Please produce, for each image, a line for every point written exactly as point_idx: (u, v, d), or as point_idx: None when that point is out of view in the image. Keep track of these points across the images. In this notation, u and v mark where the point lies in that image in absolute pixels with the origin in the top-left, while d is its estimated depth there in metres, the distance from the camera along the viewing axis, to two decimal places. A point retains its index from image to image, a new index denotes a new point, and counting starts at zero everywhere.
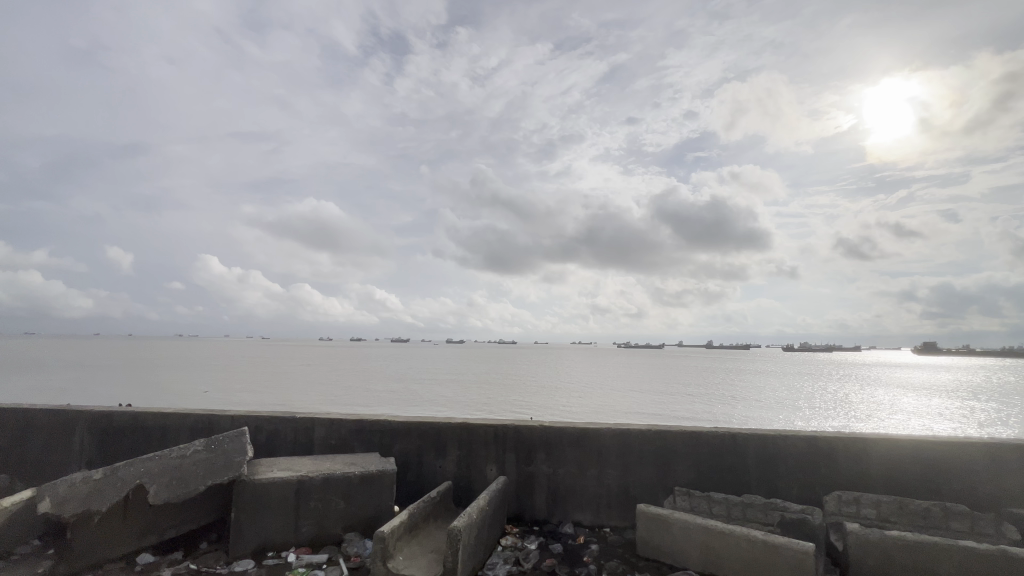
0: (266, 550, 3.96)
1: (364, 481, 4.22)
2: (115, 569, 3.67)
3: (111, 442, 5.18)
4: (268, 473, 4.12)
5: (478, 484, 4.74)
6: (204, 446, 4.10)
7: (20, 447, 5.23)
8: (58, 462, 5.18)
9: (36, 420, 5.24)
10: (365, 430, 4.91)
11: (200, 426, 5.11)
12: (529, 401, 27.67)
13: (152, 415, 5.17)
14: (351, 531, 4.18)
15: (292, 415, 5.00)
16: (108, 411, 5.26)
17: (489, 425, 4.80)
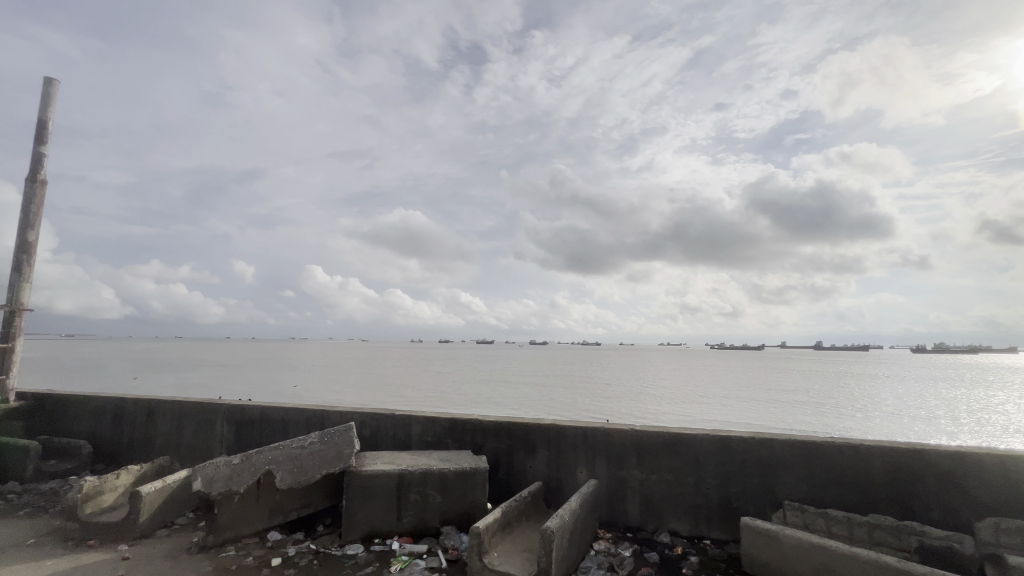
0: (373, 537, 4.28)
1: (459, 477, 4.40)
2: (251, 543, 4.18)
3: (244, 432, 5.93)
4: (373, 466, 4.45)
5: (569, 485, 4.72)
6: (318, 439, 4.53)
7: (176, 434, 6.18)
8: (204, 446, 6.05)
9: (188, 410, 6.16)
10: (458, 428, 5.12)
11: (314, 420, 5.67)
12: (615, 406, 27.05)
13: (276, 409, 5.84)
14: (447, 525, 4.38)
15: (391, 413, 5.37)
16: (241, 404, 6.03)
17: (578, 427, 4.77)
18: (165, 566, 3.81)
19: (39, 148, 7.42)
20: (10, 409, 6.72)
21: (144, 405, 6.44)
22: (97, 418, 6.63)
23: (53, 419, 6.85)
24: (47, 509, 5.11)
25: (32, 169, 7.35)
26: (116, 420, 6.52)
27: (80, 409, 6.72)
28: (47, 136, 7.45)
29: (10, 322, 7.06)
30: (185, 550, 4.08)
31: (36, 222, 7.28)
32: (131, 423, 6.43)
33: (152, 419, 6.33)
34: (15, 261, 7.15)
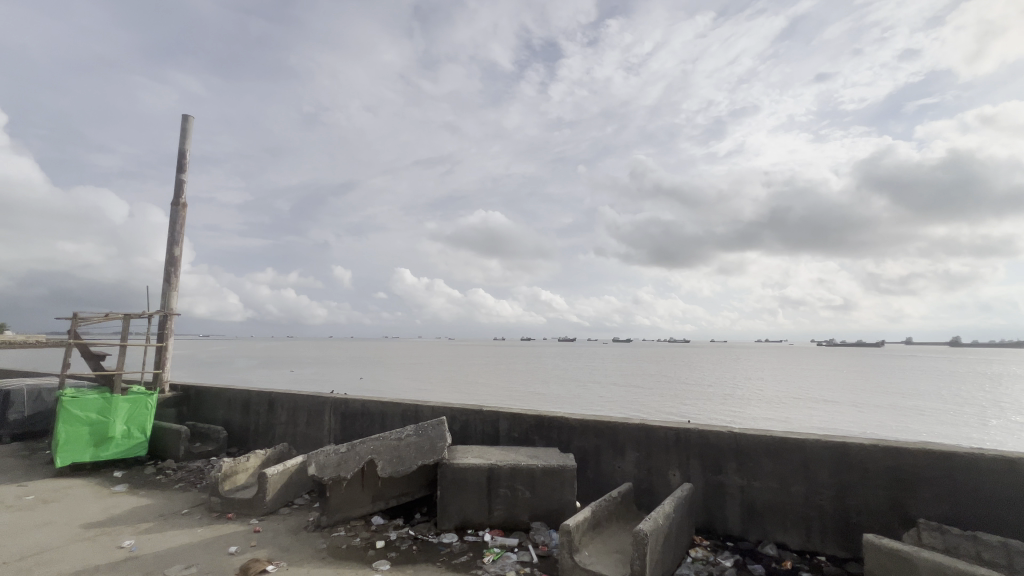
0: (466, 527, 4.44)
1: (547, 474, 4.43)
2: (358, 525, 4.55)
3: (348, 423, 6.47)
4: (464, 459, 4.62)
5: (661, 488, 4.54)
6: (414, 431, 4.78)
7: (292, 423, 6.91)
8: (316, 434, 6.69)
9: (302, 402, 6.86)
10: (544, 426, 5.15)
11: (409, 414, 6.04)
12: (705, 408, 25.65)
13: (375, 402, 6.30)
14: (537, 520, 4.43)
15: (479, 409, 5.54)
16: (345, 397, 6.58)
17: (670, 428, 4.57)
18: (288, 541, 4.27)
19: (180, 175, 8.69)
20: (166, 398, 7.93)
21: (266, 397, 7.27)
22: (230, 407, 7.61)
23: (197, 408, 7.99)
24: (195, 484, 5.98)
25: (175, 194, 8.63)
26: (245, 409, 7.44)
27: (217, 400, 7.76)
28: (186, 165, 8.71)
29: (163, 325, 8.33)
30: (303, 527, 4.55)
31: (179, 239, 8.53)
32: (256, 413, 7.30)
33: (272, 409, 7.13)
34: (165, 273, 8.43)
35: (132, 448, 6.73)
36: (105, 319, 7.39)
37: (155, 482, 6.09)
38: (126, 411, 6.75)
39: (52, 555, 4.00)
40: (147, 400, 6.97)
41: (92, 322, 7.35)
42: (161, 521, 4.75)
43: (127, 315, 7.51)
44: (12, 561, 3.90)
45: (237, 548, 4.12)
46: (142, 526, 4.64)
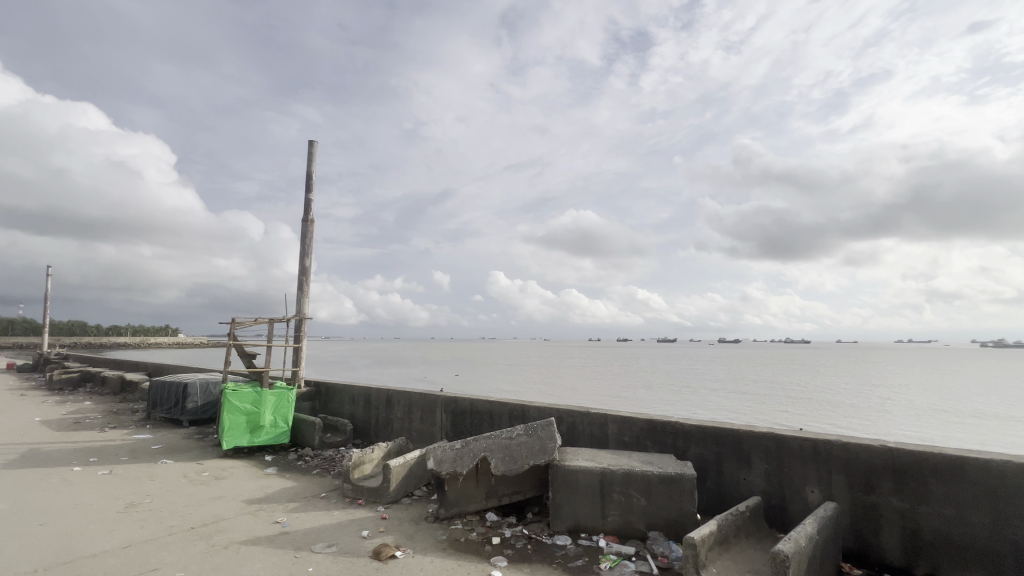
0: (579, 531, 4.38)
1: (664, 481, 4.22)
2: (474, 520, 4.72)
3: (458, 420, 6.77)
4: (575, 461, 4.56)
5: (797, 505, 4.08)
6: (524, 431, 4.83)
7: (407, 419, 7.41)
8: (429, 430, 7.10)
9: (415, 399, 7.32)
10: (657, 430, 4.91)
11: (516, 414, 6.17)
12: (831, 418, 22.99)
13: (483, 401, 6.52)
14: (654, 529, 4.23)
15: (587, 411, 5.45)
16: (455, 396, 6.90)
17: (806, 438, 4.09)
18: (412, 530, 4.55)
19: (308, 195, 9.79)
20: (303, 392, 8.95)
21: (384, 394, 7.88)
22: (354, 402, 8.38)
23: (327, 402, 8.92)
24: (330, 470, 6.66)
25: (305, 212, 9.74)
26: (366, 405, 8.15)
27: (343, 395, 8.59)
28: (313, 186, 9.79)
29: (299, 327, 9.43)
30: (424, 518, 4.83)
31: (309, 251, 9.60)
32: (376, 408, 7.95)
33: (390, 406, 7.71)
34: (299, 281, 9.54)
35: (278, 436, 7.70)
36: (254, 323, 8.55)
37: (297, 467, 6.89)
38: (273, 403, 7.74)
39: (225, 525, 4.69)
40: (289, 394, 7.92)
41: (245, 325, 8.54)
42: (304, 502, 5.35)
43: (272, 320, 8.63)
44: (195, 527, 4.63)
45: (368, 532, 4.49)
46: (290, 505, 5.27)
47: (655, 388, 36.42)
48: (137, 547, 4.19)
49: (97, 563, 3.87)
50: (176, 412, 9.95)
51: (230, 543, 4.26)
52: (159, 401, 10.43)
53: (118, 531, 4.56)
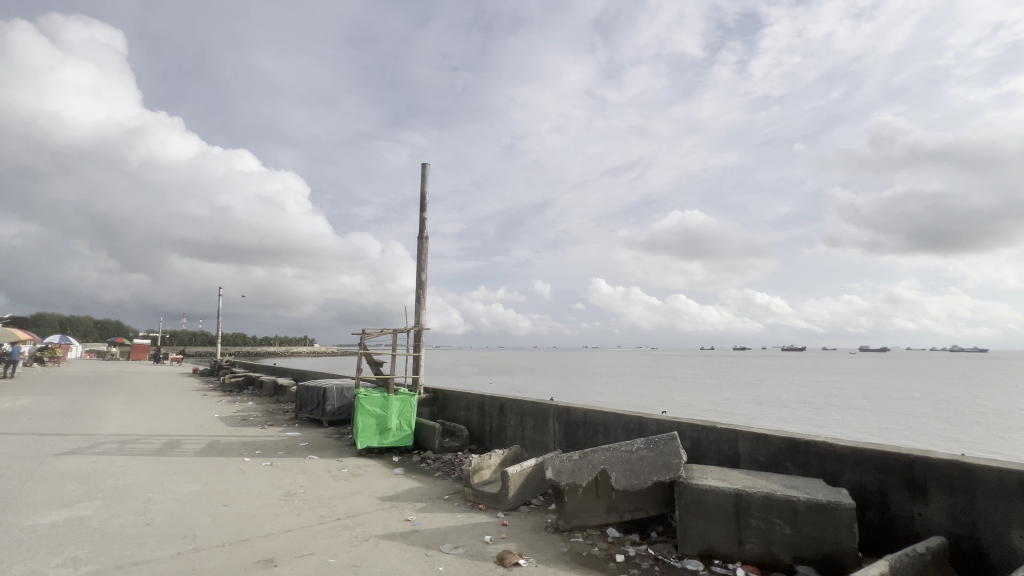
0: (712, 556, 4.04)
1: (813, 509, 3.74)
2: (595, 535, 4.60)
3: (572, 430, 6.72)
4: (705, 480, 4.23)
5: (999, 552, 3.33)
6: (645, 445, 4.63)
7: (520, 427, 7.53)
8: (542, 439, 7.13)
9: (527, 408, 7.42)
10: (800, 451, 4.37)
11: (633, 426, 5.96)
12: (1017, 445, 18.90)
13: (597, 412, 6.41)
14: (803, 563, 3.77)
15: (713, 426, 5.05)
16: (568, 406, 6.86)
17: (1009, 470, 3.33)
18: (533, 539, 4.57)
19: (422, 214, 10.55)
20: (423, 398, 9.58)
21: (497, 401, 8.12)
22: (470, 408, 8.76)
23: (444, 408, 9.44)
24: (450, 474, 7.00)
25: (420, 230, 10.50)
26: (481, 411, 8.46)
27: (459, 401, 9.02)
28: (427, 205, 10.52)
29: (417, 337, 10.13)
30: (544, 527, 4.83)
31: (425, 265, 10.30)
32: (490, 416, 8.20)
33: (503, 413, 7.91)
34: (417, 294, 10.27)
35: (404, 438, 8.30)
36: (381, 334, 9.36)
37: (421, 469, 7.35)
38: (398, 408, 8.36)
39: (365, 518, 5.16)
40: (412, 399, 8.52)
41: (372, 335, 9.38)
42: (430, 503, 5.67)
43: (395, 331, 9.37)
44: (340, 519, 5.14)
45: (490, 537, 4.61)
46: (418, 505, 5.62)
47: (779, 402, 32.99)
48: (295, 532, 4.77)
49: (267, 543, 4.46)
50: (318, 413, 11.25)
51: (370, 536, 4.65)
52: (304, 403, 11.89)
53: (280, 516, 5.24)
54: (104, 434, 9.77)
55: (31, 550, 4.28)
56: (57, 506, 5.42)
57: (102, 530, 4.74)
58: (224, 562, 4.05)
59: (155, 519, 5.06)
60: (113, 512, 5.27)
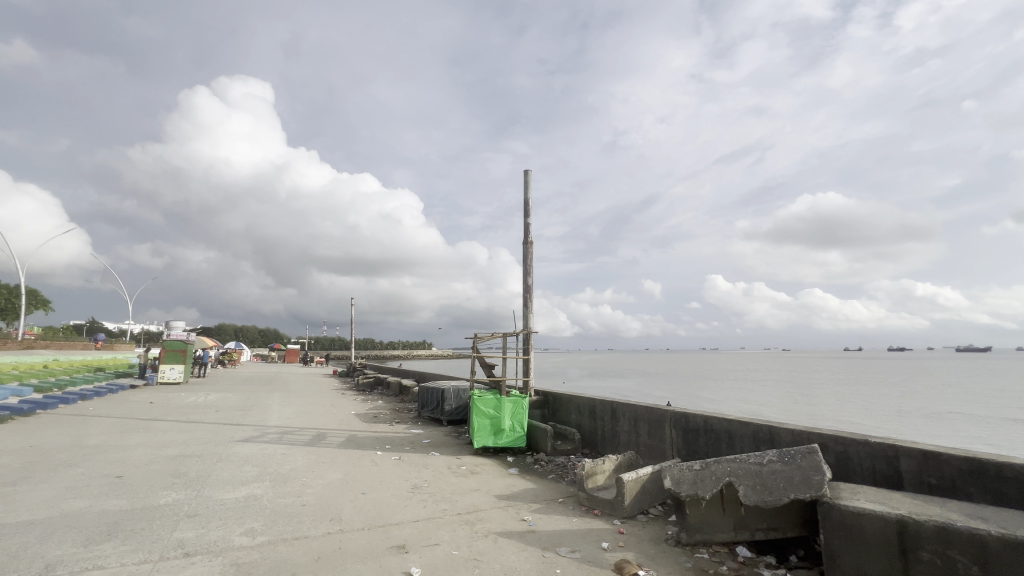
0: None
1: (1010, 548, 3.04)
2: (722, 553, 4.26)
3: (691, 438, 6.32)
4: (856, 501, 3.69)
5: None
6: (779, 458, 4.18)
7: (634, 433, 7.28)
8: (658, 445, 6.81)
9: (641, 413, 7.16)
10: (987, 474, 3.61)
11: (763, 436, 5.43)
12: None
13: (719, 419, 5.96)
14: None
15: (864, 439, 4.39)
16: (686, 412, 6.48)
17: None
18: (652, 550, 4.38)
19: (527, 220, 10.77)
20: (534, 400, 9.75)
21: (609, 406, 7.97)
22: (581, 412, 8.71)
23: (555, 411, 9.50)
24: (564, 477, 7.01)
25: (525, 235, 10.73)
26: (592, 415, 8.37)
27: (570, 404, 9.01)
28: (531, 211, 10.73)
29: (526, 341, 10.35)
30: (664, 539, 4.59)
31: (531, 270, 10.50)
32: (603, 420, 8.07)
33: (616, 418, 7.73)
34: (524, 298, 10.50)
35: (517, 439, 8.51)
36: (491, 337, 9.73)
37: (534, 470, 7.46)
38: (511, 410, 8.59)
39: (483, 515, 5.39)
40: (524, 401, 8.70)
41: (484, 339, 9.80)
42: (546, 505, 5.73)
43: (505, 334, 9.67)
44: (461, 514, 5.44)
45: (608, 544, 4.51)
46: (533, 506, 5.71)
47: (950, 414, 27.67)
48: (422, 522, 5.15)
49: (399, 531, 4.87)
50: (438, 412, 12.04)
51: (489, 533, 4.84)
52: (426, 402, 12.80)
53: (409, 506, 5.71)
54: (269, 425, 11.54)
55: (221, 519, 5.21)
56: (238, 484, 6.53)
57: (270, 507, 5.60)
58: (364, 545, 4.51)
59: (309, 502, 5.83)
60: (278, 492, 6.19)
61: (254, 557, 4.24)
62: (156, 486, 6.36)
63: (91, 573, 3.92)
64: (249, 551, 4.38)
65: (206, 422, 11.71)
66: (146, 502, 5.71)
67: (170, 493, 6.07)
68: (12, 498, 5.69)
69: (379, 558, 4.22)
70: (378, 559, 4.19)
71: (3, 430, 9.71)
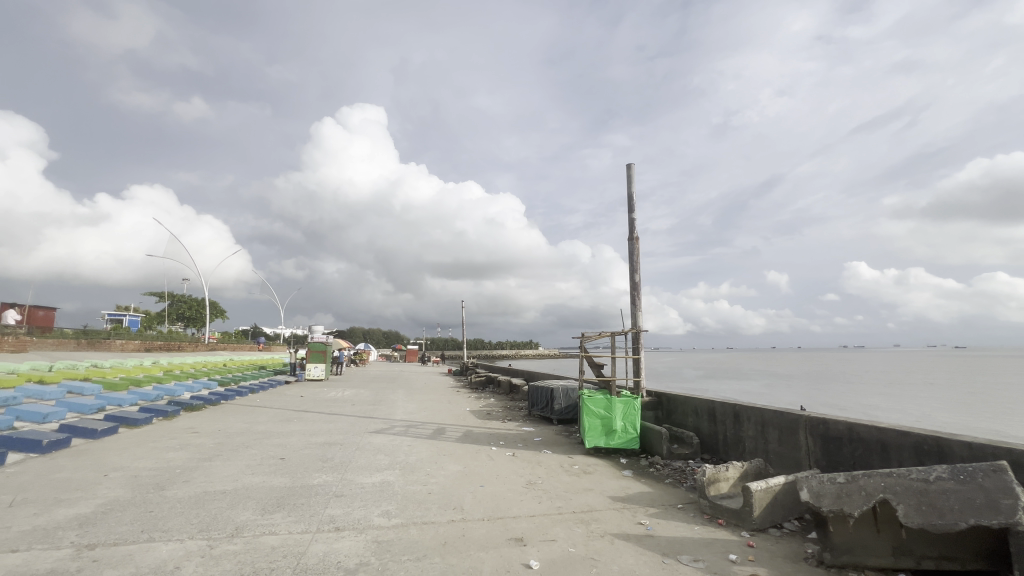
0: None
1: None
2: None
3: (832, 447, 5.63)
4: None
5: None
6: (950, 475, 3.61)
7: (762, 439, 6.68)
8: (791, 454, 6.16)
9: (770, 419, 6.54)
10: None
11: (927, 449, 4.65)
12: None
13: (868, 427, 5.24)
14: None
15: None
16: (824, 417, 5.79)
17: None
18: (788, 568, 3.99)
19: (631, 214, 10.45)
20: (647, 402, 9.41)
21: (731, 408, 7.43)
22: (699, 416, 8.22)
23: (670, 413, 9.08)
24: (683, 482, 6.68)
25: (630, 230, 10.42)
26: (712, 418, 7.86)
27: (687, 407, 8.54)
28: (635, 205, 10.41)
29: (636, 340, 10.04)
30: (804, 558, 4.16)
31: (638, 266, 10.17)
32: (724, 424, 7.53)
33: (740, 422, 7.17)
34: (632, 296, 10.19)
35: (629, 441, 8.30)
36: (599, 337, 9.61)
37: (650, 474, 7.20)
38: (622, 410, 8.40)
39: (598, 515, 5.36)
40: (635, 403, 8.44)
41: (592, 338, 9.71)
42: (664, 510, 5.51)
43: (613, 334, 9.49)
44: (576, 512, 5.47)
45: (736, 557, 4.21)
46: (650, 510, 5.54)
47: None
48: (538, 518, 5.28)
49: (517, 524, 5.06)
50: (548, 411, 12.20)
51: (605, 533, 4.81)
52: (536, 401, 13.07)
53: (525, 501, 5.90)
54: (395, 419, 12.69)
55: (363, 500, 5.88)
56: (373, 470, 7.31)
57: (402, 492, 6.19)
58: (485, 534, 4.77)
59: (434, 491, 6.30)
60: (407, 480, 6.81)
61: (391, 537, 4.72)
62: (310, 468, 7.40)
63: (267, 537, 4.70)
64: (387, 530, 4.89)
65: (344, 414, 13.25)
66: (303, 481, 6.67)
67: (321, 475, 7.03)
68: (209, 471, 7.03)
69: (499, 548, 4.43)
70: (499, 549, 4.41)
71: (198, 415, 12.02)
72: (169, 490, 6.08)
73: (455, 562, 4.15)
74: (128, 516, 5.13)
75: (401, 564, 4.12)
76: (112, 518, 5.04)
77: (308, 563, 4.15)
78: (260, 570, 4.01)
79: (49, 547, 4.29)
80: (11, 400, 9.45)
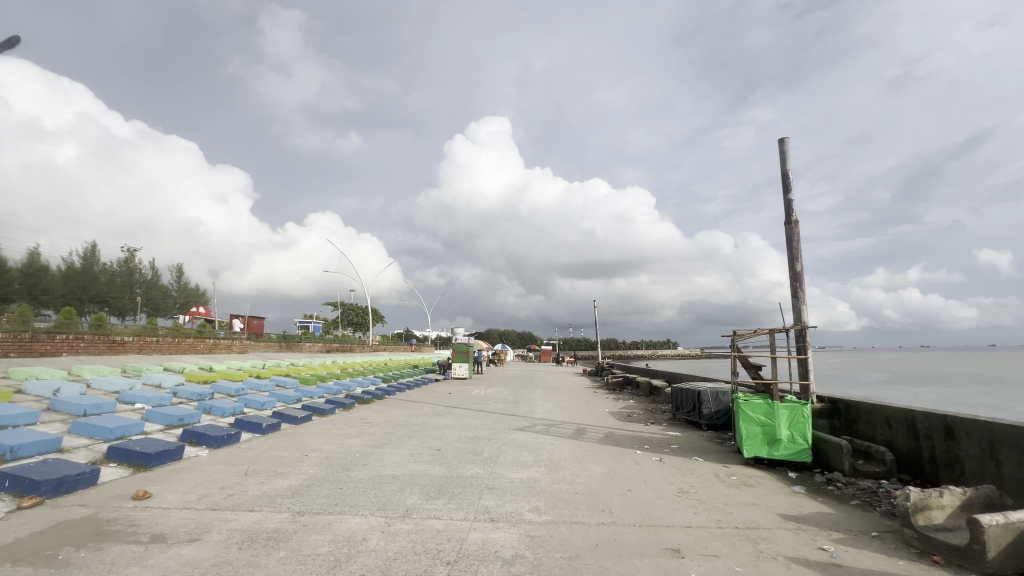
0: None
1: None
2: None
3: None
4: None
5: None
6: None
7: (992, 462, 5.30)
8: None
9: (1004, 436, 5.16)
10: None
11: None
12: None
13: None
14: None
15: None
16: None
17: None
18: None
19: (786, 195, 9.21)
20: (819, 409, 8.17)
21: (941, 421, 6.06)
22: (893, 429, 6.85)
23: (852, 423, 7.74)
24: (875, 506, 5.63)
25: (787, 214, 9.18)
26: (913, 432, 6.49)
27: (876, 417, 7.19)
28: (791, 185, 9.15)
29: (800, 338, 8.79)
30: None
31: (798, 254, 8.91)
32: (930, 440, 6.17)
33: (956, 438, 5.79)
34: (793, 288, 8.96)
35: (800, 453, 7.27)
36: (754, 335, 8.65)
37: (830, 492, 6.20)
38: (788, 418, 7.39)
39: (767, 534, 4.79)
40: (804, 410, 7.37)
41: (745, 337, 8.78)
42: (852, 536, 4.70)
43: (772, 331, 8.43)
44: (739, 528, 4.97)
45: None
46: (834, 534, 4.78)
47: None
48: (695, 530, 4.92)
49: (671, 534, 4.79)
50: (696, 415, 11.37)
51: (778, 556, 4.26)
52: (681, 404, 12.30)
53: (679, 510, 5.55)
54: (536, 418, 13.03)
55: (512, 494, 6.14)
56: (521, 466, 7.59)
57: (548, 490, 6.31)
58: (638, 541, 4.61)
59: (580, 491, 6.31)
60: (552, 478, 6.92)
61: (542, 532, 4.83)
62: (464, 460, 7.98)
63: (433, 521, 5.17)
64: (538, 526, 5.02)
65: (489, 412, 14.04)
66: (458, 472, 7.23)
67: (474, 467, 7.53)
68: (382, 457, 8.03)
69: (654, 557, 4.22)
70: (654, 558, 4.21)
71: (370, 408, 13.82)
72: (353, 471, 7.09)
73: (609, 565, 4.07)
74: (325, 490, 6.11)
75: (554, 560, 4.19)
76: (314, 491, 6.06)
77: (470, 549, 4.45)
78: (429, 550, 4.42)
79: (273, 509, 5.32)
80: (240, 390, 12.00)
